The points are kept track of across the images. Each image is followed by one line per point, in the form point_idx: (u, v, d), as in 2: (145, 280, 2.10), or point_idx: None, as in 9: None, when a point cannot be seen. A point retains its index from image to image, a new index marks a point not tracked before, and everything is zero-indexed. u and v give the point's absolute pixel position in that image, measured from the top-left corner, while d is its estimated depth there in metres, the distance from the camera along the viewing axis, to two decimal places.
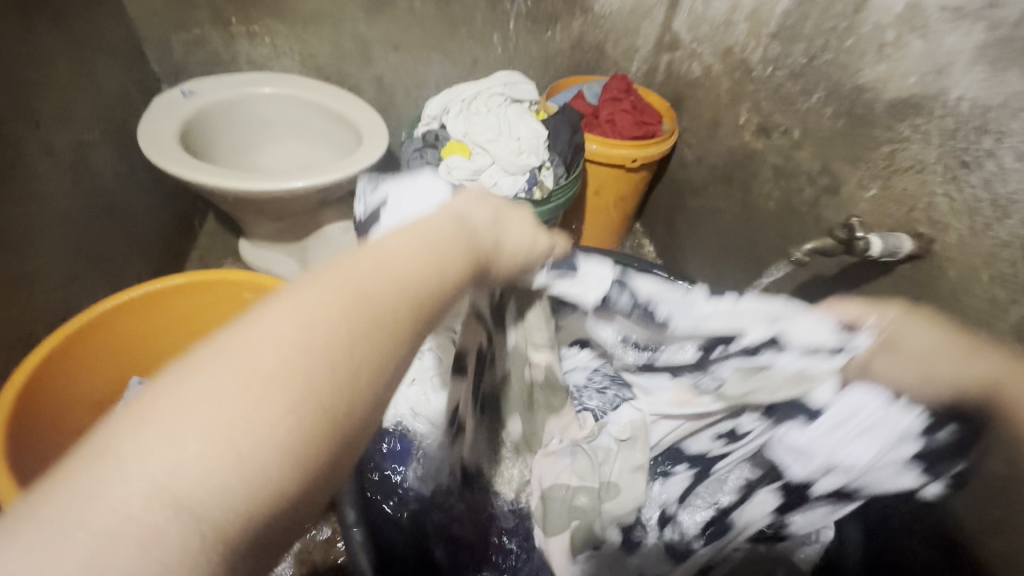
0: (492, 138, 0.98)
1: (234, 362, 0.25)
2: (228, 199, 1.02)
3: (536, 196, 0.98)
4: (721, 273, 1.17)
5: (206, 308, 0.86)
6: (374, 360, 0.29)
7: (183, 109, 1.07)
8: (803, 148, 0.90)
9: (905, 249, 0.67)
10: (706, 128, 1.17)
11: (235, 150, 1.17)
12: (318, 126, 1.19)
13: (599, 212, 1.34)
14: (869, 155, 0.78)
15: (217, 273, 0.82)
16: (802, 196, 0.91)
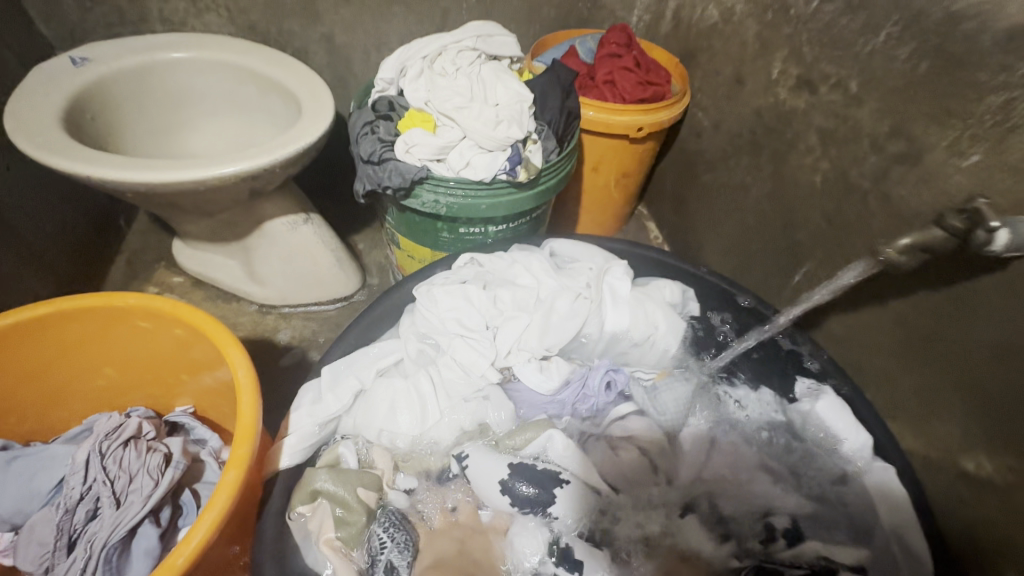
0: (462, 105, 0.77)
1: None
2: (131, 194, 0.81)
3: (521, 177, 0.76)
4: (745, 264, 0.97)
5: (93, 341, 0.66)
6: None
7: (70, 81, 0.84)
8: (862, 105, 0.70)
9: None
10: (726, 87, 0.96)
11: (148, 133, 0.95)
12: (253, 98, 0.96)
13: (597, 192, 1.13)
14: (968, 110, 0.57)
15: (97, 297, 0.61)
16: (862, 166, 0.70)
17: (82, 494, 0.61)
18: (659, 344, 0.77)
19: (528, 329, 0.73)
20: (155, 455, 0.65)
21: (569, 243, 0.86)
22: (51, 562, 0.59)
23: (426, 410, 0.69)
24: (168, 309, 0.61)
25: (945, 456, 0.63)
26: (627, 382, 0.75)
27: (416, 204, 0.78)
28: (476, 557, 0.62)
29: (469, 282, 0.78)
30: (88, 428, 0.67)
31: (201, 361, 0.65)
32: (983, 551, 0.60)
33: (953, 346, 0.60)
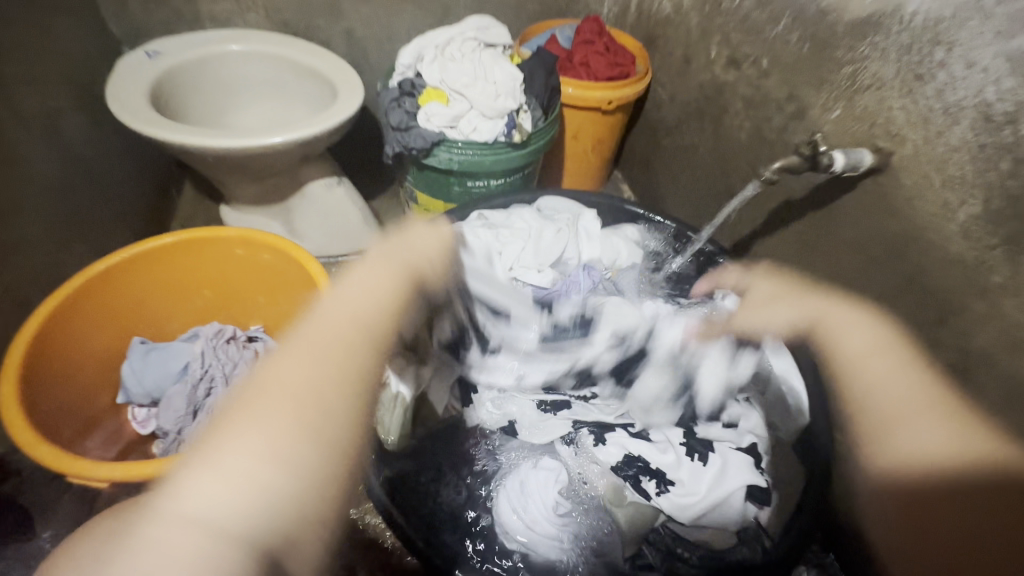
0: (468, 83, 0.98)
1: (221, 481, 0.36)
2: (206, 160, 1.02)
3: (516, 138, 0.99)
4: (696, 210, 1.21)
5: (198, 267, 0.88)
6: (345, 336, 0.45)
7: (149, 70, 1.04)
8: (770, 77, 0.93)
9: (865, 163, 0.71)
10: (678, 66, 1.19)
11: (206, 113, 1.15)
12: (291, 83, 1.17)
13: (578, 157, 1.35)
14: (832, 77, 0.80)
15: (207, 230, 0.83)
16: (772, 124, 0.94)
17: (202, 375, 0.83)
18: (624, 267, 1.01)
19: (524, 250, 0.96)
20: (249, 351, 0.87)
21: (554, 200, 1.08)
22: (183, 423, 0.81)
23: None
24: (260, 238, 0.83)
25: None
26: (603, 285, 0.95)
27: (435, 162, 1.00)
28: (419, 251, 0.57)
29: (477, 224, 1.00)
30: (195, 333, 0.89)
31: (281, 280, 0.87)
32: None
33: (829, 248, 0.85)
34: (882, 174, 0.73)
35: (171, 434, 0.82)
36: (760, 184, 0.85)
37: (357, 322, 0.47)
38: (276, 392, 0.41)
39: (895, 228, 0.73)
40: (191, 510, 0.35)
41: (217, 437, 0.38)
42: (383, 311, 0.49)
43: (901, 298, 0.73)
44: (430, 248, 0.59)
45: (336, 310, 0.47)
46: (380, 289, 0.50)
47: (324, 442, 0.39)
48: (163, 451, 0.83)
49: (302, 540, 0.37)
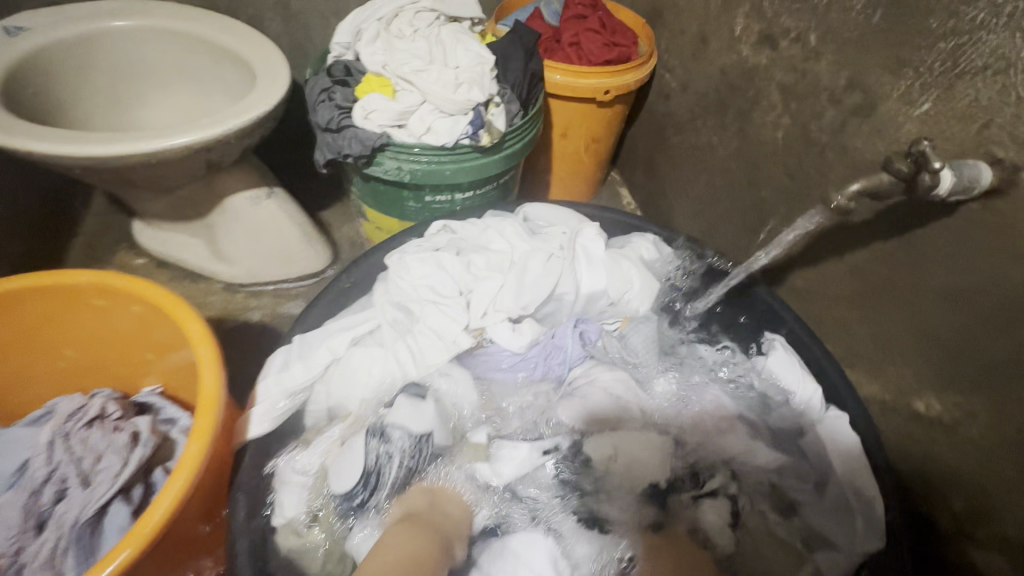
0: (421, 68, 0.74)
1: None
2: (79, 172, 0.78)
3: (483, 141, 0.75)
4: (713, 226, 0.98)
5: (47, 321, 0.64)
6: None
7: (4, 53, 0.79)
8: (821, 59, 0.69)
9: (983, 182, 0.49)
10: (691, 46, 0.95)
11: (95, 108, 0.91)
12: (205, 70, 0.93)
13: (569, 158, 1.12)
14: (918, 58, 0.57)
15: (45, 275, 0.59)
16: (822, 121, 0.71)
17: (47, 475, 0.61)
18: (633, 306, 0.79)
19: (502, 290, 0.73)
20: (121, 434, 0.64)
21: (542, 207, 0.85)
22: (21, 544, 0.59)
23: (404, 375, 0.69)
24: (123, 284, 0.59)
25: (899, 398, 0.66)
26: (598, 347, 0.76)
27: (379, 172, 0.77)
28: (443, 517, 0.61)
29: (442, 248, 0.77)
30: (50, 410, 0.66)
31: (164, 339, 0.64)
32: (933, 487, 0.62)
33: (906, 292, 0.62)
34: (1004, 198, 0.50)
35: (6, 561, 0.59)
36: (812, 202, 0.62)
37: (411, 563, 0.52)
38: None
39: (1020, 274, 0.50)
40: None
41: None
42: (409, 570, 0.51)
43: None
44: (457, 513, 0.62)
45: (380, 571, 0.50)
46: (415, 552, 0.53)
47: None
48: None
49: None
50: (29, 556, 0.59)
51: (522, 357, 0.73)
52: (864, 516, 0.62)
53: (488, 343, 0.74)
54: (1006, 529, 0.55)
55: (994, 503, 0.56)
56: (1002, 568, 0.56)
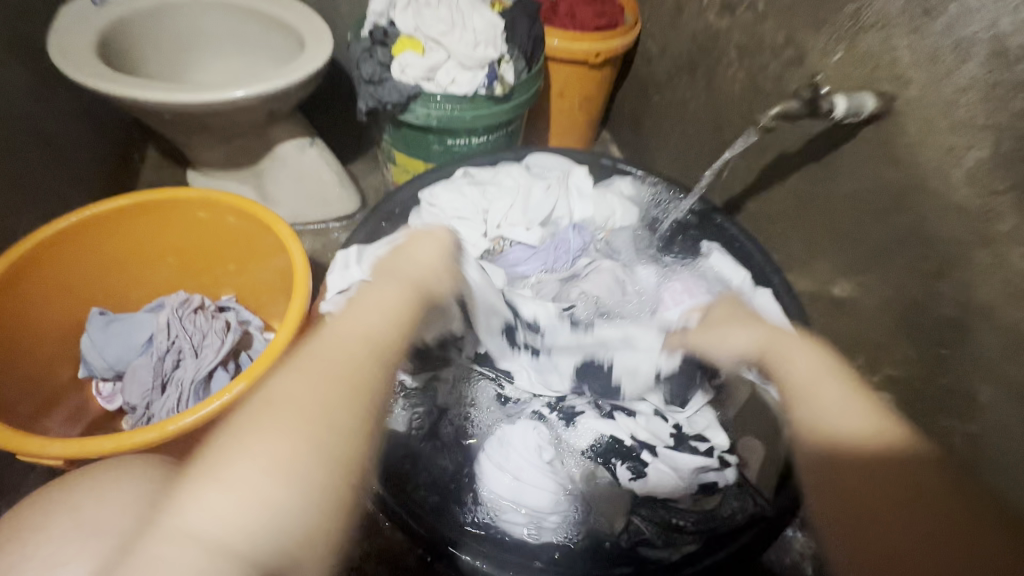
0: (446, 30, 0.91)
1: (250, 467, 0.36)
2: (164, 118, 0.94)
3: (497, 91, 0.93)
4: (687, 169, 1.16)
5: (160, 233, 0.81)
6: (356, 339, 0.44)
7: (95, 20, 0.95)
8: (767, 21, 0.86)
9: (867, 108, 0.67)
10: (669, 15, 1.12)
11: (164, 69, 1.07)
12: (254, 36, 1.08)
13: (564, 115, 1.29)
14: (833, 18, 0.75)
15: (165, 192, 0.76)
16: (768, 72, 0.88)
17: (168, 347, 0.79)
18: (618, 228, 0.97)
19: (512, 207, 0.92)
20: (219, 321, 0.83)
21: (540, 155, 1.02)
22: (151, 398, 0.78)
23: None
24: (225, 201, 0.77)
25: (822, 287, 0.85)
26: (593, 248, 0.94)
27: (412, 118, 0.94)
28: (424, 263, 0.55)
29: (461, 182, 0.95)
30: (161, 303, 0.83)
31: (253, 246, 0.82)
32: (844, 350, 0.82)
33: (825, 203, 0.81)
34: (884, 121, 0.69)
35: (140, 410, 0.78)
36: (758, 133, 0.80)
37: (370, 335, 0.45)
38: (338, 359, 0.43)
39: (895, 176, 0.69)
40: (197, 526, 0.33)
41: (259, 422, 0.39)
42: (384, 319, 0.47)
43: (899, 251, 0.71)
44: (430, 258, 0.56)
45: (353, 333, 0.45)
46: (395, 314, 0.48)
47: (331, 454, 0.38)
48: (132, 426, 0.79)
49: (297, 558, 0.35)
50: (158, 406, 0.77)
51: (534, 251, 0.91)
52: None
53: (504, 248, 0.91)
54: (891, 370, 0.75)
55: (883, 352, 0.76)
56: (888, 400, 0.77)
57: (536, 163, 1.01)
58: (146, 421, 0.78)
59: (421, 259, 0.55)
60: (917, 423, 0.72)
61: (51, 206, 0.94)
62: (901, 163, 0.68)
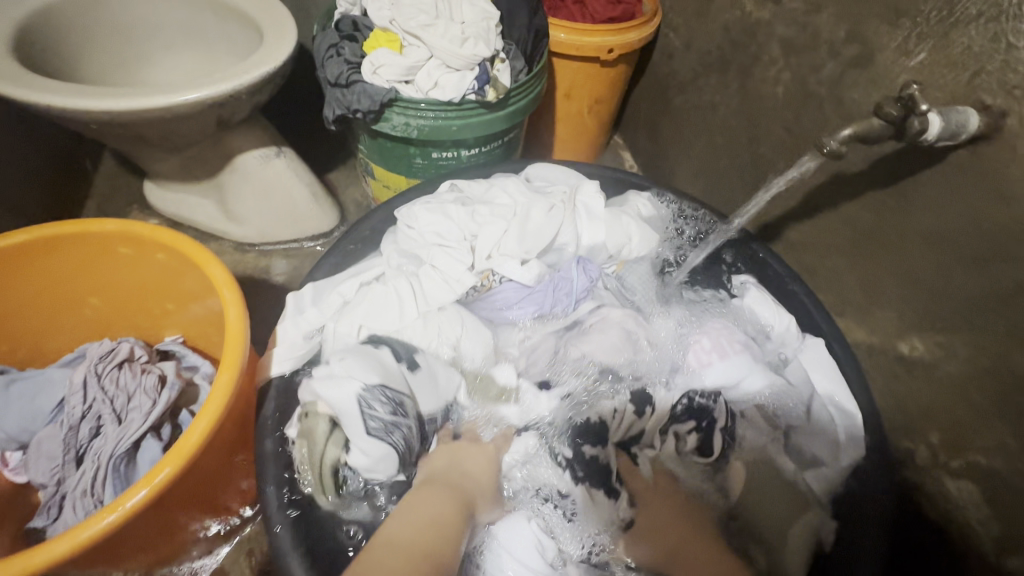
0: (427, 23, 0.75)
1: None
2: (95, 127, 0.79)
3: (489, 97, 0.77)
4: (714, 184, 1.00)
5: (76, 270, 0.67)
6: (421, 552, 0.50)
7: (14, 9, 0.80)
8: (823, 11, 0.70)
9: (971, 127, 0.51)
10: (696, 3, 0.95)
11: (105, 66, 0.92)
12: (211, 28, 0.93)
13: (571, 119, 1.12)
14: (915, 7, 0.58)
15: (73, 224, 0.62)
16: (821, 74, 0.71)
17: (84, 412, 0.65)
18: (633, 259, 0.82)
19: (506, 234, 0.75)
20: (150, 376, 0.68)
21: (545, 166, 0.87)
22: (63, 474, 0.64)
23: (407, 335, 0.69)
24: (148, 233, 0.62)
25: (885, 341, 0.69)
26: (600, 286, 0.79)
27: (387, 128, 0.79)
28: (466, 478, 0.62)
29: (448, 200, 0.79)
30: (82, 353, 0.69)
31: (188, 286, 0.67)
32: (913, 421, 0.67)
33: (895, 240, 0.65)
34: (988, 143, 0.53)
35: (51, 488, 0.64)
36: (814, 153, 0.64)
37: (431, 526, 0.54)
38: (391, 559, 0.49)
39: (1001, 215, 0.53)
40: None
41: None
42: (428, 527, 0.53)
43: (1001, 311, 0.55)
44: (476, 470, 0.64)
45: (442, 545, 0.52)
46: (439, 520, 0.54)
47: None
48: (42, 509, 0.64)
49: None
50: (72, 484, 0.63)
51: (528, 291, 0.76)
52: (847, 429, 0.68)
53: (495, 284, 0.76)
54: (978, 456, 0.59)
55: (969, 432, 0.60)
56: (972, 492, 0.61)
57: (536, 177, 0.86)
58: (58, 502, 0.64)
59: (472, 471, 0.63)
60: (1015, 528, 0.56)
61: None
62: (1012, 200, 0.52)
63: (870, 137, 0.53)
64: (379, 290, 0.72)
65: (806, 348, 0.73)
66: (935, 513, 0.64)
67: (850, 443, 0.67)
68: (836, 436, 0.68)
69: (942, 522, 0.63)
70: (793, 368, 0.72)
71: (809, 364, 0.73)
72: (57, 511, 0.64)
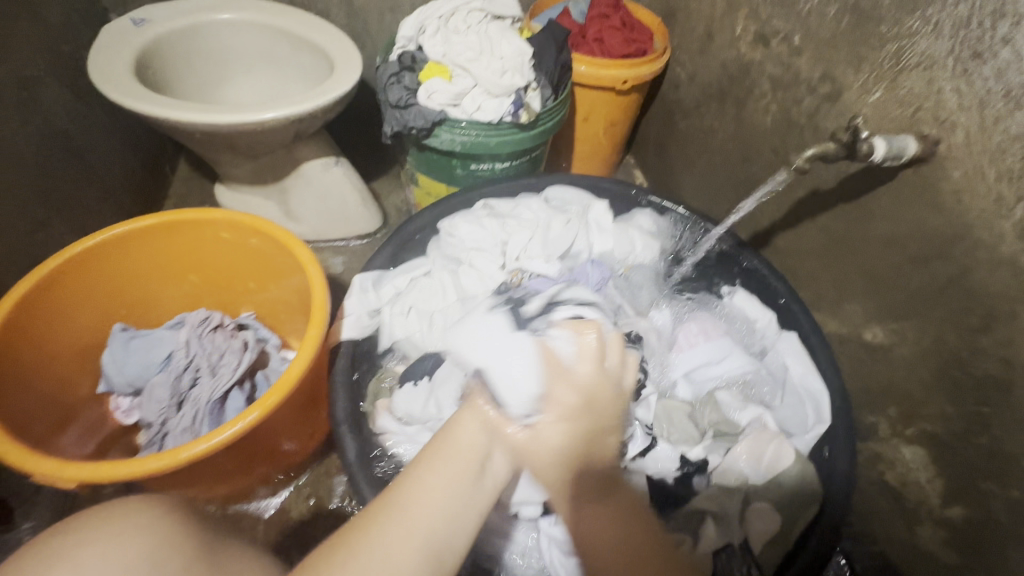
0: (473, 58, 0.91)
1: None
2: (195, 136, 0.95)
3: (522, 119, 0.92)
4: (714, 198, 1.13)
5: (183, 251, 0.82)
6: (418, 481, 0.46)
7: (136, 39, 0.98)
8: (802, 55, 0.84)
9: (909, 151, 0.65)
10: (699, 43, 1.10)
11: (198, 86, 1.09)
12: (286, 56, 1.11)
13: (589, 140, 1.28)
14: (872, 55, 0.73)
15: (189, 212, 0.77)
16: (801, 106, 0.86)
17: (186, 365, 0.79)
18: (638, 263, 0.94)
19: (532, 240, 0.90)
20: (238, 340, 0.82)
21: (564, 187, 1.00)
22: (167, 415, 0.78)
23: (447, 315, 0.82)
24: (248, 222, 0.77)
25: (853, 331, 0.82)
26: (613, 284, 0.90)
27: (436, 143, 0.94)
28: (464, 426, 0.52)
29: (481, 213, 0.94)
30: (181, 320, 0.84)
31: (273, 266, 0.82)
32: (876, 399, 0.78)
33: (859, 243, 0.78)
34: (926, 164, 0.66)
35: (156, 426, 0.78)
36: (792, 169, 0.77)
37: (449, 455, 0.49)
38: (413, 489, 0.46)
39: (937, 222, 0.66)
40: None
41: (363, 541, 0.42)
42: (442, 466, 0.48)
43: (939, 301, 0.67)
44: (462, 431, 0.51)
45: (433, 494, 0.46)
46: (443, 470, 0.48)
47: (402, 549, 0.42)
48: (147, 444, 0.78)
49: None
50: (174, 424, 0.77)
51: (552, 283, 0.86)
52: (814, 408, 0.78)
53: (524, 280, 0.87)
54: (925, 425, 0.71)
55: (917, 403, 0.72)
56: (922, 456, 0.72)
57: (556, 195, 0.99)
58: (161, 438, 0.78)
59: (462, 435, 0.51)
60: (954, 482, 0.68)
61: (83, 218, 0.96)
62: (944, 210, 0.65)
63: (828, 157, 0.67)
64: (426, 281, 0.86)
65: (782, 340, 0.86)
66: (894, 479, 0.76)
67: (817, 419, 0.77)
68: (806, 415, 0.78)
69: (899, 485, 0.75)
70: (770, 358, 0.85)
71: (786, 353, 0.84)
72: (159, 446, 0.78)
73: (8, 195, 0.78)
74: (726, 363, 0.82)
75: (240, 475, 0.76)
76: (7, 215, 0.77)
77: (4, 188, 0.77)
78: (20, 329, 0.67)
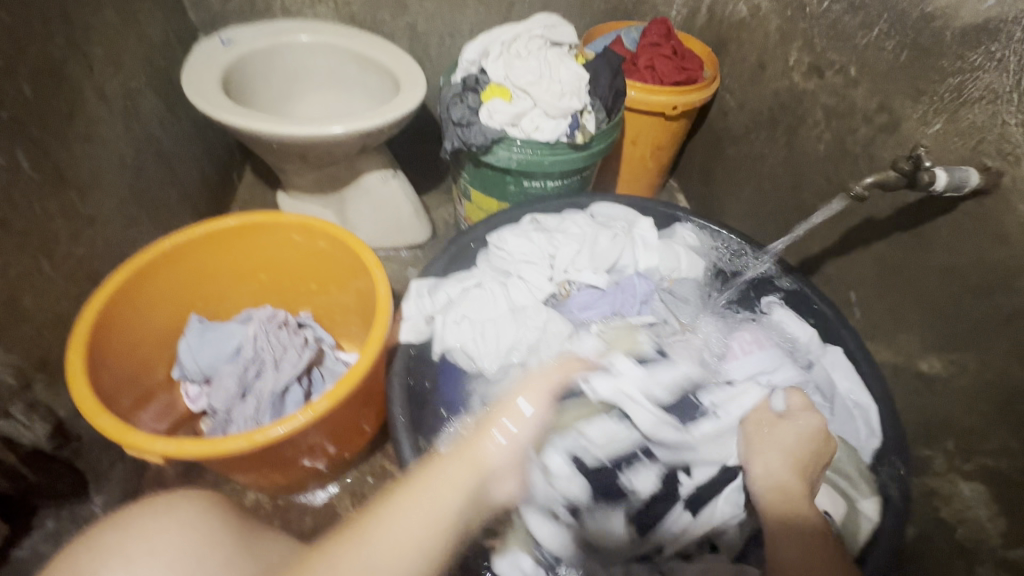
0: (533, 81, 0.96)
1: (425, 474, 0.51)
2: (272, 146, 1.03)
3: (577, 140, 0.96)
4: (761, 224, 1.14)
5: (256, 251, 0.88)
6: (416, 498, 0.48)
7: (223, 57, 1.07)
8: (859, 86, 0.85)
9: (971, 182, 0.65)
10: (750, 72, 1.12)
11: (273, 101, 1.18)
12: (354, 75, 1.18)
13: (635, 162, 1.31)
14: (933, 88, 0.74)
15: (267, 215, 0.83)
16: (856, 136, 0.87)
17: (252, 358, 0.84)
18: (683, 277, 0.96)
19: (579, 253, 0.92)
20: (300, 337, 0.87)
21: (607, 205, 1.04)
22: (233, 403, 0.83)
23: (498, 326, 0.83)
24: (320, 226, 0.82)
25: (907, 361, 0.81)
26: (658, 297, 0.92)
27: (493, 160, 0.99)
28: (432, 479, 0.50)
29: (529, 228, 0.97)
30: (250, 316, 0.90)
31: (339, 269, 0.87)
32: (932, 432, 0.77)
33: (916, 272, 0.78)
34: (989, 197, 0.66)
35: (221, 413, 0.83)
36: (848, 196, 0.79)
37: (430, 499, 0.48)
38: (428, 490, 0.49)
39: (999, 254, 0.66)
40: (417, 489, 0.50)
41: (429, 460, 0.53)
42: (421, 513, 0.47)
43: (1001, 333, 0.67)
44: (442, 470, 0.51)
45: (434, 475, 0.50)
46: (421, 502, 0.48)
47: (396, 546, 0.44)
48: (212, 430, 0.83)
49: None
50: (238, 412, 0.82)
51: (601, 294, 0.91)
52: (865, 422, 0.78)
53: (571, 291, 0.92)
54: (986, 460, 0.69)
55: (976, 437, 0.70)
56: (982, 493, 0.70)
57: (601, 212, 1.03)
58: (225, 425, 0.82)
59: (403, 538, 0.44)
60: (1019, 522, 0.65)
61: (165, 218, 1.03)
62: (1009, 242, 0.65)
63: (887, 185, 0.68)
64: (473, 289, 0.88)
65: (827, 354, 0.85)
66: (951, 516, 0.73)
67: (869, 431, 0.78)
68: (858, 429, 0.78)
69: (955, 523, 0.72)
70: (819, 368, 0.83)
71: (833, 368, 0.84)
72: (223, 432, 0.82)
73: (108, 193, 0.85)
74: (780, 373, 0.80)
75: (296, 466, 0.80)
76: (106, 211, 0.84)
77: (105, 186, 0.85)
78: (115, 313, 0.73)
